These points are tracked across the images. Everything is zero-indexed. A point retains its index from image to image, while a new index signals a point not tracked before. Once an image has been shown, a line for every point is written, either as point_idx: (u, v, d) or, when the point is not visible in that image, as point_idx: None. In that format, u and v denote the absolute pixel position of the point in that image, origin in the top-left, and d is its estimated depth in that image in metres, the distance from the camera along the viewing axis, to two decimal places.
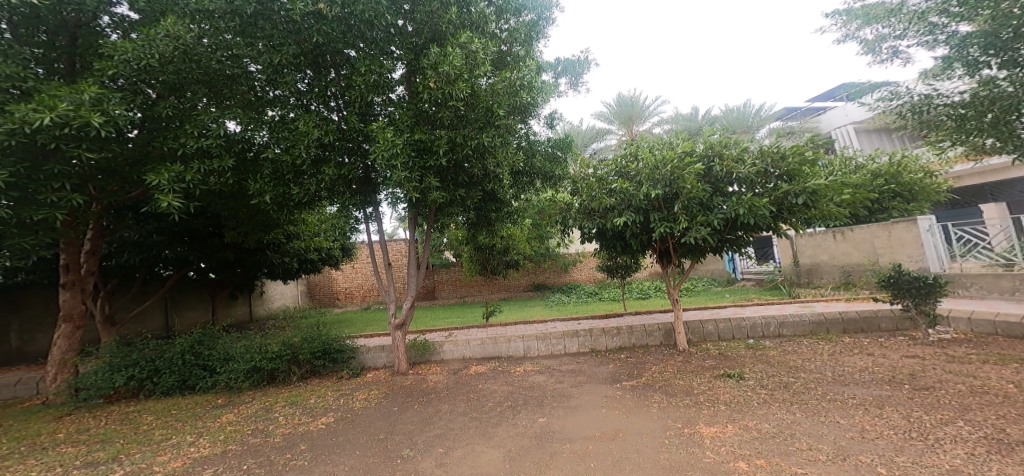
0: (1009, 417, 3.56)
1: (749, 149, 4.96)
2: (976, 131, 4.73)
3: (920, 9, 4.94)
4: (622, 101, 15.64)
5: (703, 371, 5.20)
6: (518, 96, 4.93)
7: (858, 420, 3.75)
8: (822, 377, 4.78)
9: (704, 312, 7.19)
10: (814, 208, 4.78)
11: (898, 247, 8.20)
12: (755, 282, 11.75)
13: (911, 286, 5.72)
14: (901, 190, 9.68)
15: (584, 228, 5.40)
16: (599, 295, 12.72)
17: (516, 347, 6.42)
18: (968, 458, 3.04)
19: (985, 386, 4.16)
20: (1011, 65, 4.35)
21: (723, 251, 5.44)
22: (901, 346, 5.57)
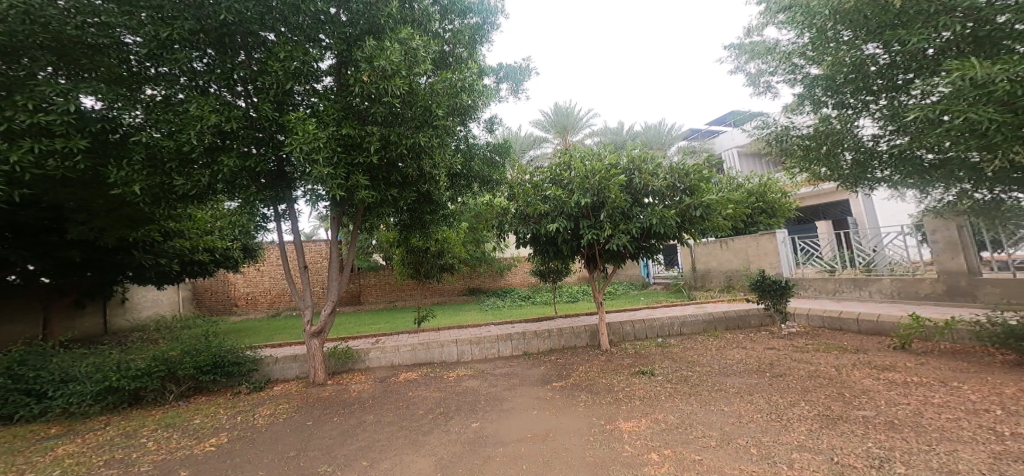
0: (833, 396, 4.31)
1: (663, 164, 5.40)
2: (816, 160, 5.67)
3: (788, 51, 5.71)
4: (559, 110, 16.30)
5: (623, 369, 5.57)
6: (460, 97, 4.90)
7: (737, 406, 4.30)
8: (712, 369, 5.39)
9: (624, 314, 7.67)
10: (709, 220, 5.40)
11: (764, 255, 9.52)
12: (664, 286, 12.93)
13: (772, 289, 6.70)
14: (767, 207, 11.36)
15: (519, 233, 5.54)
16: (533, 299, 13.09)
17: (449, 352, 6.30)
18: (811, 433, 3.63)
19: (818, 370, 5.03)
20: (840, 106, 5.23)
21: (640, 257, 5.88)
22: (764, 339, 6.51)
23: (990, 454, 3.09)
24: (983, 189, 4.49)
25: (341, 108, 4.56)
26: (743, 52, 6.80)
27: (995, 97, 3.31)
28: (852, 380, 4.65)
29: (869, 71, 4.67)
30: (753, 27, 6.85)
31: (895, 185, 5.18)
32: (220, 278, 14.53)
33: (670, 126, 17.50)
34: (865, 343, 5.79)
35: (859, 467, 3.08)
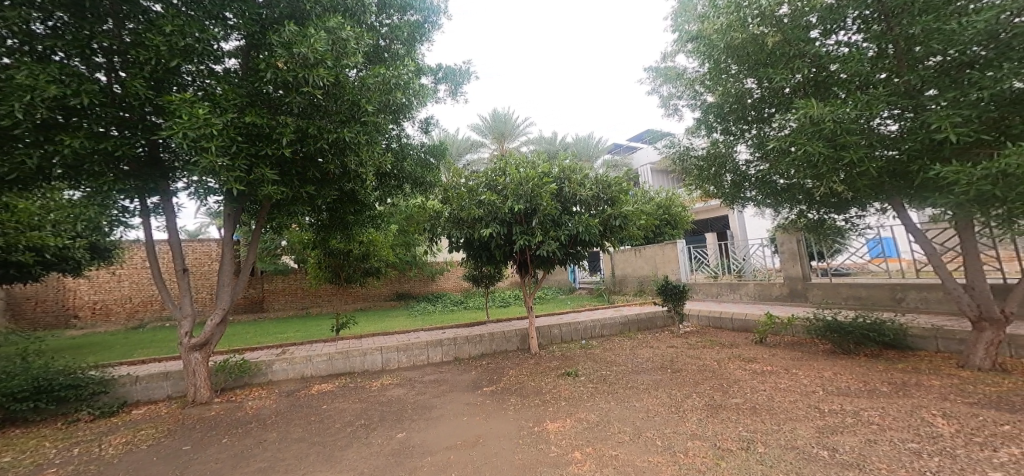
0: (720, 387, 4.82)
1: (589, 175, 5.66)
2: (709, 180, 5.98)
3: (692, 78, 6.11)
4: (497, 116, 16.43)
5: (550, 371, 5.74)
6: (392, 94, 4.76)
7: (647, 401, 4.64)
8: (627, 368, 5.75)
9: (552, 318, 7.88)
10: (626, 229, 5.77)
11: (668, 262, 10.41)
12: (588, 290, 13.56)
13: (672, 292, 7.35)
14: (671, 219, 12.43)
15: (452, 237, 5.47)
16: (465, 303, 13.06)
17: (372, 360, 6.00)
18: (700, 422, 4.04)
19: (706, 364, 5.59)
20: (726, 132, 5.60)
21: (568, 263, 6.12)
22: (667, 338, 7.11)
23: (816, 428, 3.67)
24: (813, 209, 5.22)
25: (245, 94, 4.12)
26: (659, 75, 7.42)
27: (828, 134, 3.92)
28: (728, 371, 5.26)
29: (747, 102, 5.09)
30: (668, 53, 7.48)
31: (761, 205, 5.73)
32: (51, 285, 12.05)
33: (598, 140, 18.49)
34: (735, 338, 6.59)
35: (733, 450, 3.48)
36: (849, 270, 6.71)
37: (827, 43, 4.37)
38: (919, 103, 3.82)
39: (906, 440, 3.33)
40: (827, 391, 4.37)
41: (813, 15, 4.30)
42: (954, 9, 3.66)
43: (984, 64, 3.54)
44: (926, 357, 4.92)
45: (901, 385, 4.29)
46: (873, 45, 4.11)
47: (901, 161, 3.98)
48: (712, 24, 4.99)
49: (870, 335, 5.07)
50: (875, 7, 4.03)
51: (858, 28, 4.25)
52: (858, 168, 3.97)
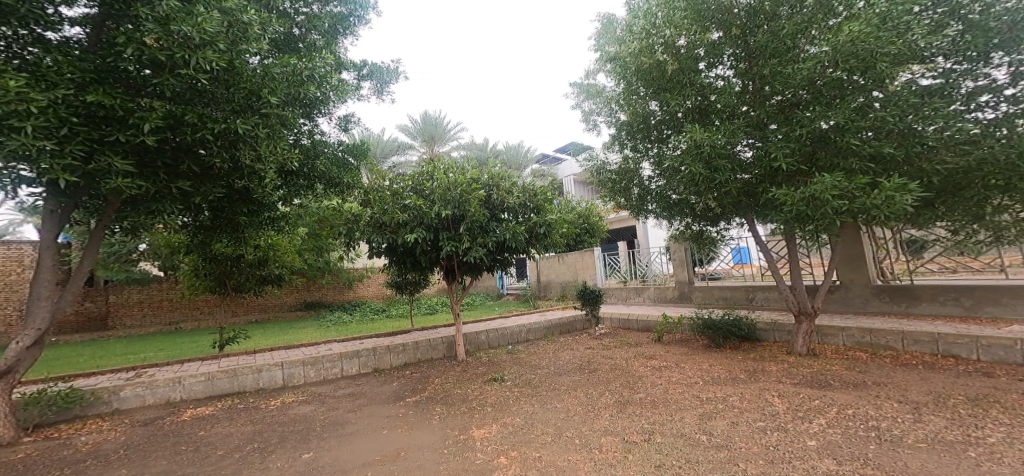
0: (628, 383, 5.15)
1: (517, 183, 5.77)
2: (623, 190, 6.00)
3: (610, 97, 6.11)
4: (428, 118, 16.13)
5: (476, 377, 5.72)
6: (303, 86, 4.42)
7: (567, 402, 4.82)
8: (549, 370, 5.92)
9: (480, 324, 7.84)
10: (550, 237, 5.93)
11: (586, 269, 10.93)
12: (516, 296, 13.76)
13: (590, 296, 7.72)
14: (590, 227, 13.02)
15: (373, 241, 5.27)
16: (387, 312, 12.64)
17: (271, 377, 5.52)
18: (611, 418, 4.31)
19: (621, 362, 5.95)
20: (634, 149, 5.74)
21: (495, 269, 6.20)
22: (586, 340, 7.45)
23: (698, 416, 4.19)
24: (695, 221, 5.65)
25: (91, 70, 3.47)
26: (581, 91, 7.80)
27: (706, 156, 4.48)
28: (635, 368, 5.63)
29: (652, 123, 5.32)
30: (592, 70, 7.87)
31: (659, 217, 6.02)
32: None
33: (527, 149, 18.95)
34: (641, 337, 7.10)
35: (639, 442, 3.77)
36: (720, 274, 7.70)
37: (710, 76, 4.89)
38: (762, 135, 4.55)
39: (785, 423, 3.84)
40: (723, 379, 4.91)
41: (701, 49, 4.74)
42: (791, 56, 4.33)
43: (806, 105, 4.29)
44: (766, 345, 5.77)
45: (777, 370, 4.97)
46: (739, 80, 4.75)
47: (753, 182, 4.69)
48: (627, 47, 5.16)
49: (733, 329, 5.76)
50: (743, 47, 4.65)
51: (731, 64, 4.83)
52: (724, 188, 4.67)
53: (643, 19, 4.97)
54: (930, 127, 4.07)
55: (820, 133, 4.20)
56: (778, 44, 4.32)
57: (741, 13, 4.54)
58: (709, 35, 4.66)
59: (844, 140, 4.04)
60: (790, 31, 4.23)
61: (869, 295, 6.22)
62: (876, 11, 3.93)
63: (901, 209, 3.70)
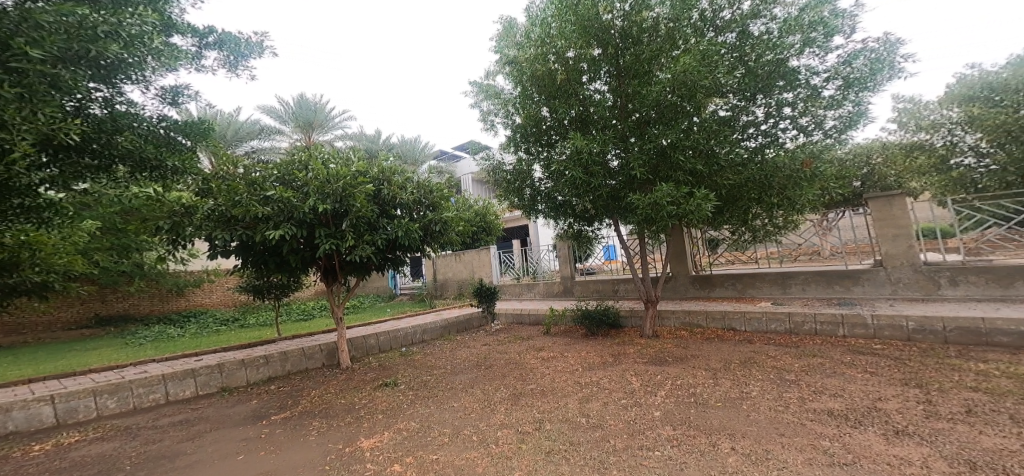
0: (522, 376, 5.35)
1: (412, 179, 5.59)
2: (516, 191, 6.20)
3: (506, 98, 6.25)
4: (307, 102, 14.70)
5: (365, 385, 5.36)
6: (97, 44, 2.99)
7: (465, 400, 4.82)
8: (446, 370, 5.83)
9: (369, 328, 7.38)
10: (446, 235, 5.85)
11: (483, 267, 11.01)
12: (409, 296, 13.22)
13: (486, 293, 7.87)
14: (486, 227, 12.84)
15: (218, 239, 4.56)
16: (239, 321, 11.17)
17: (48, 414, 4.35)
18: (507, 412, 4.45)
19: (515, 356, 6.14)
20: (527, 152, 5.97)
21: (386, 269, 5.95)
22: (483, 337, 7.51)
23: (578, 400, 4.58)
24: (565, 220, 6.22)
25: None
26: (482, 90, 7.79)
27: (584, 163, 4.92)
28: (528, 361, 5.87)
29: (544, 127, 5.62)
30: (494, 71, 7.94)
31: (549, 217, 6.37)
32: None
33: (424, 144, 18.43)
34: (531, 331, 7.44)
35: (531, 432, 3.96)
36: (594, 269, 8.53)
37: (592, 88, 5.29)
38: (625, 146, 5.08)
39: (649, 401, 4.40)
40: (599, 364, 5.44)
41: (584, 63, 5.12)
42: (647, 78, 4.87)
43: (652, 123, 4.99)
44: (627, 331, 6.53)
45: (634, 352, 5.63)
46: (612, 96, 5.17)
47: (618, 188, 5.29)
48: (524, 53, 5.38)
49: (602, 318, 6.39)
50: (616, 66, 5.12)
51: (606, 80, 5.26)
52: (597, 191, 5.17)
53: (540, 29, 5.29)
54: (720, 150, 5.03)
55: (660, 148, 4.90)
56: (639, 66, 4.90)
57: (617, 34, 5.00)
58: (592, 51, 5.03)
59: (675, 157, 4.86)
60: (646, 56, 4.82)
61: (688, 282, 7.66)
62: (699, 48, 4.67)
63: (705, 215, 4.71)
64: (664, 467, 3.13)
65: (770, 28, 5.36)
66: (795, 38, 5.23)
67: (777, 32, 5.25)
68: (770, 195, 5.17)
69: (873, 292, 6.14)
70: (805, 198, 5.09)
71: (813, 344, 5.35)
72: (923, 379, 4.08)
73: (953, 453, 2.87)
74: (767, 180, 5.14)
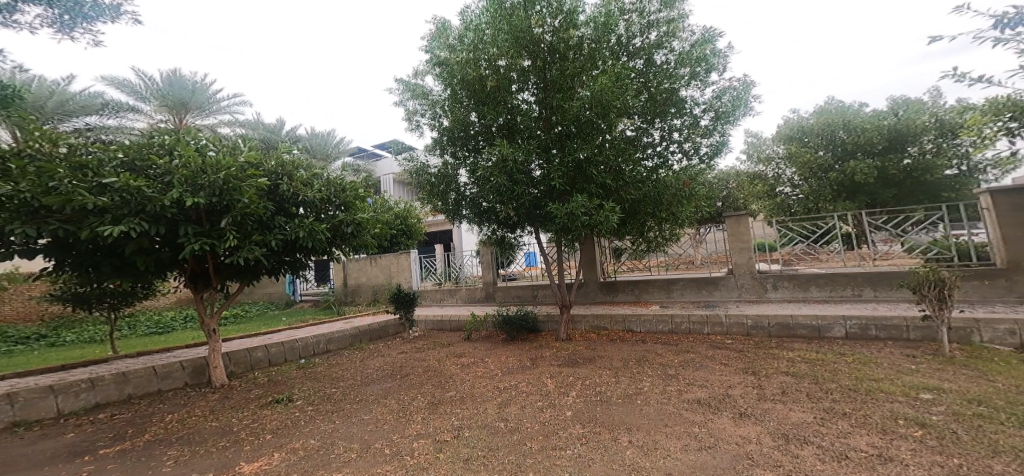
0: (441, 384, 5.20)
1: (320, 176, 5.12)
2: (439, 194, 6.09)
3: (432, 98, 6.11)
4: (179, 81, 12.65)
5: (247, 403, 4.70)
6: None
7: (376, 412, 4.52)
8: (355, 381, 5.40)
9: (253, 340, 6.41)
10: (360, 237, 5.42)
11: (400, 271, 10.42)
12: (313, 302, 11.91)
13: (404, 299, 7.43)
14: (407, 229, 11.91)
15: (23, 234, 3.51)
16: (54, 337, 8.97)
17: None
18: (424, 421, 4.30)
19: (433, 364, 5.94)
20: (453, 155, 5.93)
21: (279, 272, 5.31)
22: (399, 344, 7.14)
23: (496, 405, 4.61)
24: (486, 226, 6.32)
25: None
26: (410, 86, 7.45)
27: (508, 170, 5.05)
28: (448, 368, 5.74)
29: (471, 131, 5.67)
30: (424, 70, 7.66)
31: (472, 222, 6.35)
32: None
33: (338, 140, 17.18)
34: (452, 337, 7.31)
35: (449, 440, 3.87)
36: (516, 274, 8.75)
37: (519, 98, 5.46)
38: (548, 156, 5.28)
39: (562, 401, 4.62)
40: (519, 368, 5.58)
41: (514, 72, 5.30)
42: (570, 93, 5.17)
43: (571, 136, 5.27)
44: (544, 335, 6.83)
45: (550, 355, 5.90)
46: (537, 108, 5.39)
47: (539, 197, 5.51)
48: (455, 56, 5.38)
49: (522, 323, 6.56)
50: (542, 78, 5.36)
51: (534, 92, 5.47)
52: (519, 199, 5.33)
53: (473, 34, 5.37)
54: (626, 167, 5.54)
55: (577, 162, 5.20)
56: (563, 81, 5.19)
57: (545, 48, 5.29)
58: (522, 62, 5.24)
59: (590, 171, 5.21)
60: (570, 72, 5.10)
61: (597, 287, 8.31)
62: (615, 70, 5.10)
63: (611, 226, 5.13)
64: (575, 465, 3.27)
65: (668, 59, 6.11)
66: (686, 70, 6.07)
67: (673, 63, 6.05)
68: (661, 210, 5.79)
69: (727, 296, 7.40)
70: (686, 213, 5.86)
71: (686, 340, 6.19)
72: (758, 367, 4.99)
73: (778, 429, 3.48)
74: (658, 196, 5.69)
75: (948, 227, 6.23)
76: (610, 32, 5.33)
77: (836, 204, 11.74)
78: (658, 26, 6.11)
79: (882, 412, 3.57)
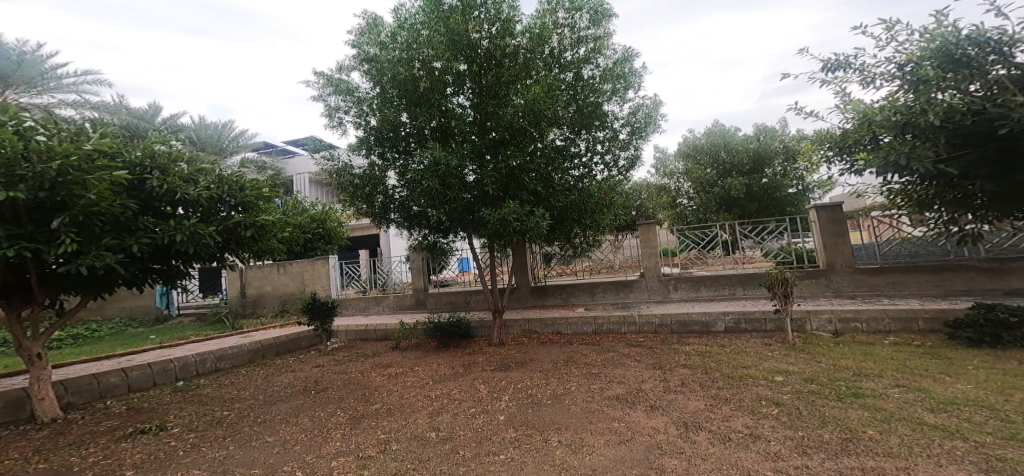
0: (362, 398, 4.88)
1: (209, 171, 4.38)
2: (362, 197, 5.78)
3: (358, 94, 5.76)
4: None
5: (96, 437, 3.90)
6: None
7: (281, 433, 4.05)
8: (253, 402, 4.82)
9: (102, 363, 5.46)
10: (261, 242, 4.75)
11: (315, 278, 9.56)
12: (196, 317, 10.35)
13: (320, 308, 6.99)
14: (325, 233, 11.06)
15: None
16: None
17: None
18: (345, 438, 3.95)
19: (353, 376, 5.56)
20: (380, 157, 5.71)
21: (142, 282, 4.49)
22: (312, 358, 6.56)
23: (427, 415, 4.43)
24: (421, 231, 6.09)
25: None
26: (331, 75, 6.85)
27: (441, 174, 4.94)
28: (371, 380, 5.41)
29: (401, 132, 5.47)
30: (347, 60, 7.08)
31: (402, 227, 6.11)
32: None
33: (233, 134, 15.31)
34: (377, 347, 6.94)
35: (372, 455, 3.60)
36: (448, 280, 8.67)
37: (453, 101, 5.40)
38: (482, 162, 5.23)
39: (495, 406, 4.60)
40: (451, 375, 5.46)
41: (449, 75, 5.23)
42: (504, 100, 5.24)
43: (505, 143, 5.30)
44: (477, 341, 6.79)
45: (483, 361, 5.87)
46: (472, 112, 5.39)
47: (472, 202, 5.44)
48: (387, 53, 5.20)
49: (453, 330, 6.44)
50: (478, 83, 5.38)
51: (468, 96, 5.45)
52: (452, 204, 5.22)
53: (406, 33, 5.23)
54: (556, 175, 5.72)
55: (509, 169, 5.23)
56: (499, 88, 5.26)
57: (481, 53, 5.32)
58: (457, 65, 5.21)
59: (522, 177, 5.28)
60: (505, 79, 5.19)
61: (529, 292, 8.47)
62: (548, 81, 5.29)
63: (542, 232, 5.24)
64: (508, 470, 3.20)
65: (594, 74, 6.53)
66: (608, 86, 6.52)
67: (598, 78, 6.48)
68: (586, 217, 6.07)
69: (640, 297, 7.99)
70: (607, 220, 6.23)
71: (608, 341, 6.51)
72: (663, 361, 5.46)
73: (680, 418, 3.79)
74: (585, 204, 5.96)
75: (790, 235, 7.33)
76: (544, 44, 5.52)
77: (719, 215, 13.43)
78: (586, 42, 6.53)
79: (753, 395, 4.08)
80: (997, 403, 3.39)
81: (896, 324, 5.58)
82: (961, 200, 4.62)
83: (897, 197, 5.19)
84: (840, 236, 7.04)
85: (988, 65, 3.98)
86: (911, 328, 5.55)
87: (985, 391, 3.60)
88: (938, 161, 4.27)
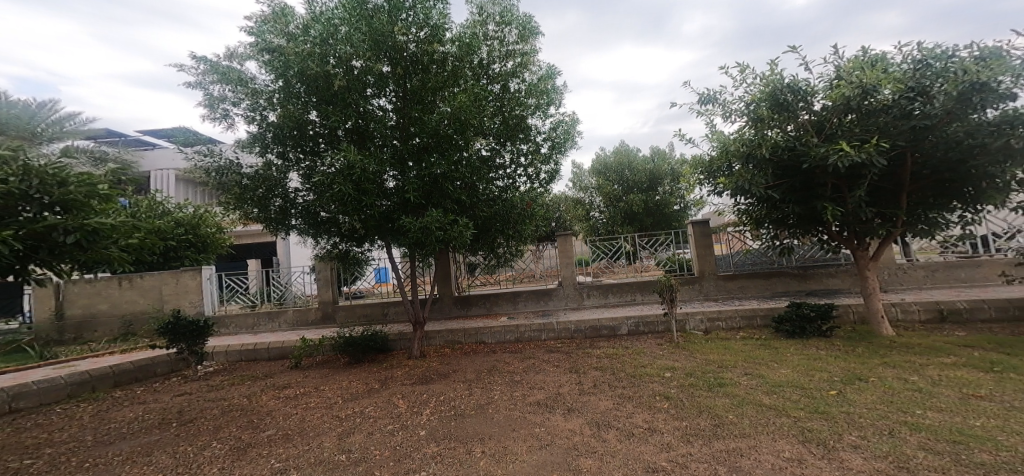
0: (245, 425, 4.39)
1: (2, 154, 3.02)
2: (249, 200, 5.45)
3: (254, 86, 5.36)
4: None
5: None
6: None
7: None
8: (79, 443, 4.05)
9: None
10: (91, 252, 3.48)
11: (181, 293, 8.42)
12: None
13: (189, 329, 6.06)
14: (197, 241, 9.55)
15: None
16: None
17: None
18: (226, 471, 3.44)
19: (233, 403, 5.01)
20: (278, 157, 5.43)
21: None
22: (173, 386, 5.77)
23: (336, 436, 4.11)
24: (338, 242, 5.70)
25: None
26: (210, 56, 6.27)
27: (357, 179, 4.72)
28: (260, 404, 4.93)
29: (308, 132, 5.19)
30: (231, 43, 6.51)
31: (304, 234, 5.75)
32: None
33: None
34: (271, 367, 6.37)
35: None
36: (362, 293, 8.27)
37: (373, 103, 5.22)
38: (402, 168, 5.10)
39: (415, 422, 4.45)
40: (364, 392, 5.19)
41: (370, 77, 5.04)
42: (429, 107, 5.21)
43: (429, 150, 5.21)
44: (395, 354, 6.54)
45: (402, 375, 5.68)
46: (394, 116, 5.27)
47: (390, 209, 5.25)
48: (295, 46, 4.85)
49: (370, 344, 6.14)
50: (402, 87, 5.28)
51: (390, 99, 5.32)
52: (369, 211, 4.99)
53: (320, 27, 4.93)
54: (481, 185, 5.77)
55: (433, 177, 5.16)
56: (423, 94, 5.21)
57: (407, 56, 5.24)
58: (379, 66, 5.05)
59: (446, 186, 5.25)
60: (431, 86, 5.16)
61: (452, 303, 8.41)
62: (475, 91, 5.34)
63: (465, 241, 5.25)
64: None
65: (520, 87, 6.71)
66: (533, 100, 6.75)
67: (524, 92, 6.66)
68: (509, 228, 6.24)
69: (558, 305, 8.36)
70: (529, 230, 6.44)
71: (529, 348, 6.67)
72: (580, 365, 5.73)
73: (592, 418, 4.02)
74: (507, 214, 6.14)
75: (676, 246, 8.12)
76: (473, 54, 5.57)
77: (621, 227, 14.57)
78: (514, 56, 6.72)
79: (648, 391, 4.47)
80: (804, 382, 4.10)
81: (742, 321, 6.50)
82: (781, 219, 5.49)
83: (744, 217, 5.93)
84: (708, 247, 8.06)
85: (798, 110, 4.87)
86: (753, 324, 6.48)
87: (799, 374, 4.32)
88: (765, 186, 5.01)
